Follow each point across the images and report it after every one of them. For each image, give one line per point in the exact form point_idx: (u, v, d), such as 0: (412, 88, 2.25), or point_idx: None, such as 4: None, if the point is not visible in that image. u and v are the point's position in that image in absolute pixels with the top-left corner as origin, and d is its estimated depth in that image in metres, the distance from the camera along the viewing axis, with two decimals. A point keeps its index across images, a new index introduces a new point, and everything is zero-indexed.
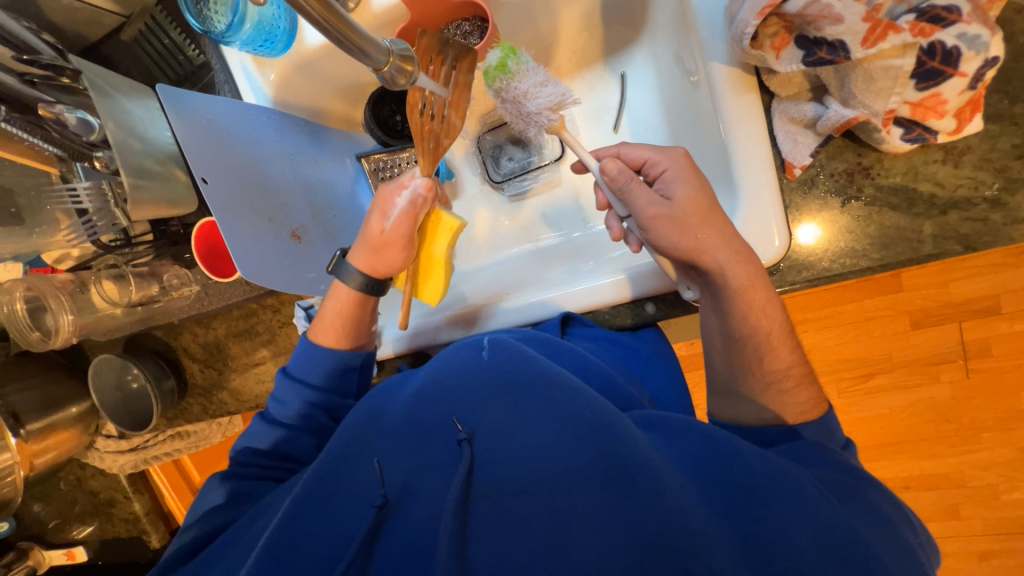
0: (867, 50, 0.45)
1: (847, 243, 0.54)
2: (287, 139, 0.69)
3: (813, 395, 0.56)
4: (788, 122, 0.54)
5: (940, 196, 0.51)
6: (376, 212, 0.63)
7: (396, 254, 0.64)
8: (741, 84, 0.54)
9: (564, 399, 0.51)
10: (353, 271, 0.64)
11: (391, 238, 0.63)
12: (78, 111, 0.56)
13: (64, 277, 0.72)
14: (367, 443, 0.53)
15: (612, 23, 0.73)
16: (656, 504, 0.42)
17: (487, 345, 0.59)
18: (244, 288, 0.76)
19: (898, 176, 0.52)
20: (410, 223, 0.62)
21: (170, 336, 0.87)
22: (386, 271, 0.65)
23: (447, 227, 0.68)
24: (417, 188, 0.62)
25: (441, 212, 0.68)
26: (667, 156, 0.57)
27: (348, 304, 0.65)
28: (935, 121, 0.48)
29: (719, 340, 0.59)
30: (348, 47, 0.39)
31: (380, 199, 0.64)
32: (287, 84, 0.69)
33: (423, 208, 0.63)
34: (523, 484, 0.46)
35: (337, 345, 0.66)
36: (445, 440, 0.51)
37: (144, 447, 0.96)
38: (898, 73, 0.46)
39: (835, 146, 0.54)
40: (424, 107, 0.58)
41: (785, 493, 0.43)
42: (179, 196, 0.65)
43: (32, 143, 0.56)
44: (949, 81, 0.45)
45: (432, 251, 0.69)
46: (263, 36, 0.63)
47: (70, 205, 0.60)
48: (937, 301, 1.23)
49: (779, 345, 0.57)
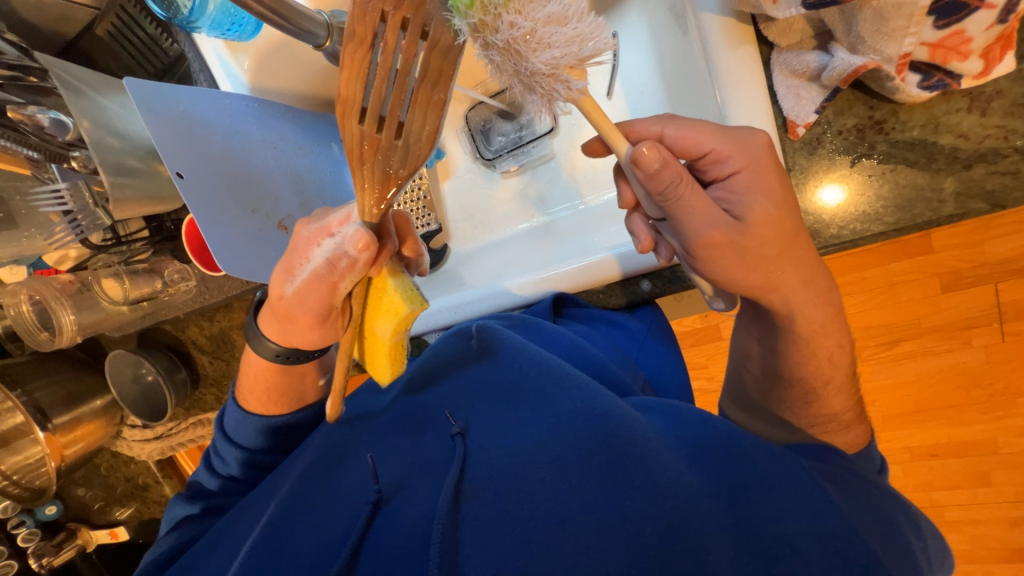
0: None
1: (858, 206, 0.50)
2: (268, 127, 0.67)
3: (860, 434, 0.54)
4: (790, 75, 0.49)
5: (964, 148, 0.46)
6: (290, 260, 0.49)
7: (307, 322, 0.52)
8: (737, 36, 0.50)
9: (557, 397, 0.51)
10: (267, 339, 0.56)
11: (300, 301, 0.49)
12: (52, 112, 0.56)
13: (64, 278, 0.73)
14: (360, 442, 0.56)
15: None
16: (652, 497, 0.41)
17: (477, 334, 0.61)
18: (240, 280, 0.77)
19: (916, 129, 0.47)
20: (324, 287, 0.48)
21: (179, 330, 0.90)
22: (296, 336, 0.53)
23: (393, 306, 0.48)
24: (346, 244, 0.45)
25: (387, 283, 0.49)
26: (740, 153, 0.46)
27: (270, 373, 0.58)
28: (958, 64, 0.42)
29: (759, 369, 0.57)
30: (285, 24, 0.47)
31: (296, 243, 0.49)
32: (262, 69, 0.66)
33: (344, 270, 0.47)
34: (514, 477, 0.46)
35: (267, 411, 0.61)
36: (441, 436, 0.53)
37: (168, 434, 1.00)
38: (913, 10, 0.40)
39: (844, 99, 0.49)
40: (369, 102, 0.42)
41: (783, 486, 0.42)
42: (164, 191, 0.65)
43: (7, 149, 0.56)
44: (975, 15, 0.39)
45: (375, 329, 0.50)
46: (230, 20, 0.60)
47: (53, 208, 0.61)
48: (971, 262, 1.15)
49: (836, 393, 0.53)
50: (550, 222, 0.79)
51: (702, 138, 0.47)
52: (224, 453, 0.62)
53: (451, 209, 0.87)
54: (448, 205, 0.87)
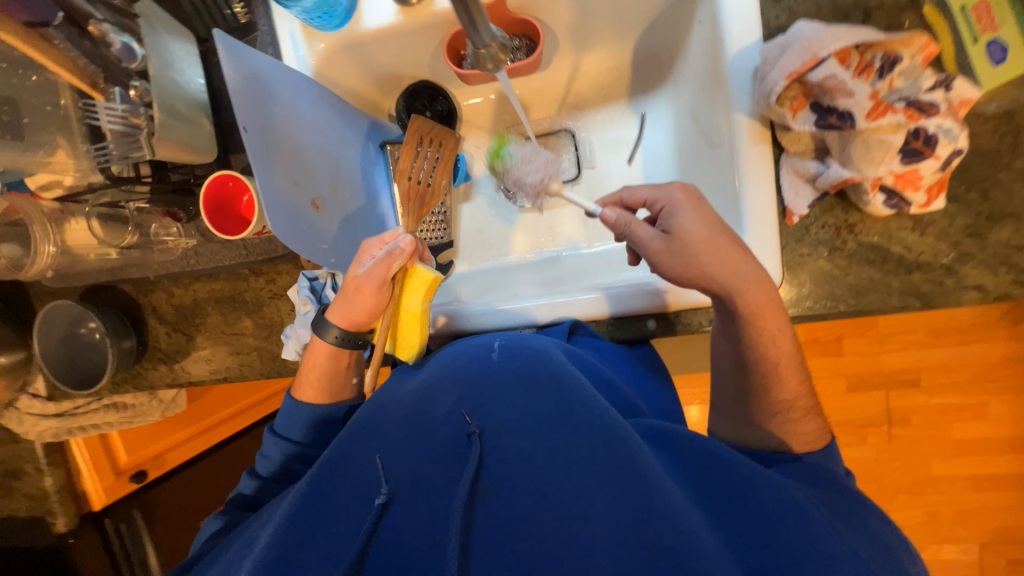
0: (870, 122, 0.51)
1: (829, 289, 0.61)
2: (319, 110, 0.69)
3: (818, 427, 0.59)
4: (793, 174, 0.59)
5: (908, 258, 0.59)
6: (356, 261, 0.66)
7: (365, 303, 0.65)
8: (756, 136, 0.59)
9: (578, 410, 0.53)
10: (330, 325, 0.67)
11: (361, 284, 0.64)
12: (124, 36, 0.56)
13: (50, 205, 0.68)
14: (372, 439, 0.55)
15: (640, 70, 0.81)
16: (664, 513, 0.44)
17: (498, 348, 0.63)
18: (237, 251, 0.74)
19: (875, 236, 0.59)
20: (383, 270, 0.63)
21: (140, 292, 0.82)
22: (358, 317, 0.66)
23: (421, 280, 0.67)
24: (400, 241, 0.65)
25: (416, 266, 0.67)
26: (664, 191, 0.61)
27: (325, 359, 0.68)
28: (911, 193, 0.54)
29: (730, 360, 0.62)
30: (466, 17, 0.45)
31: (362, 250, 0.68)
32: (330, 58, 0.71)
33: (399, 257, 0.64)
34: (533, 489, 0.49)
35: (315, 399, 0.69)
36: (455, 434, 0.54)
37: (74, 413, 0.89)
38: (890, 147, 0.51)
39: (828, 203, 0.60)
40: (412, 173, 0.74)
41: (785, 508, 0.46)
42: (199, 143, 0.62)
43: (70, 54, 0.53)
44: (926, 161, 0.52)
45: (406, 304, 0.68)
46: (324, 9, 0.64)
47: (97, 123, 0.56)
48: (870, 368, 1.38)
49: (788, 375, 0.60)
50: (556, 257, 0.87)
51: (641, 191, 0.64)
52: (270, 449, 0.68)
53: (463, 228, 0.92)
54: (461, 224, 0.92)
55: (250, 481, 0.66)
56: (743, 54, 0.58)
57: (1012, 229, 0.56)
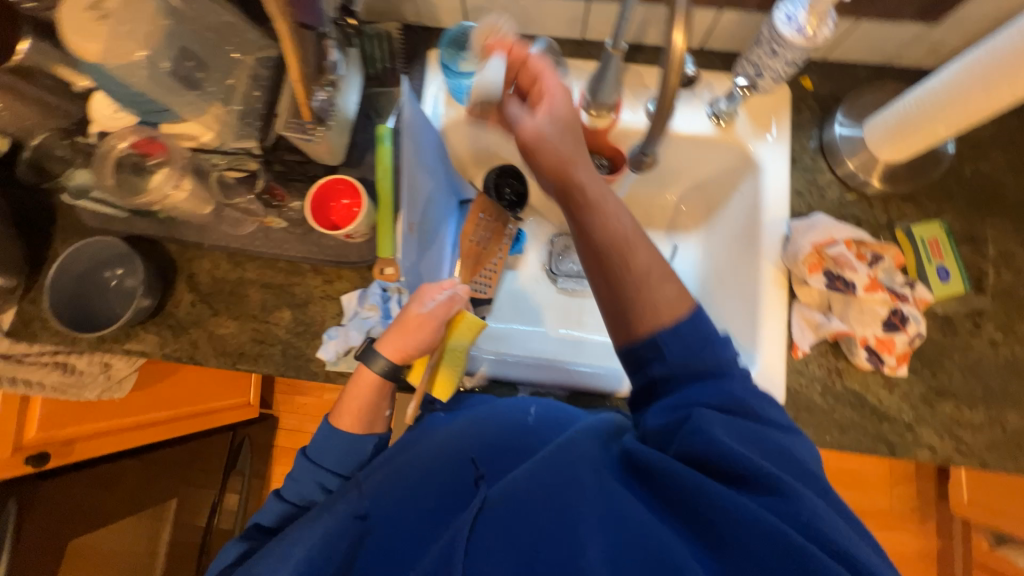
0: (868, 293, 0.69)
1: (819, 420, 0.73)
2: (434, 158, 0.82)
3: (679, 289, 0.57)
4: (803, 319, 0.74)
5: (879, 408, 0.72)
6: (416, 300, 0.70)
7: (421, 339, 0.68)
8: (777, 281, 0.75)
9: (578, 445, 0.58)
10: (380, 356, 0.68)
11: (424, 322, 0.68)
12: (338, 52, 0.63)
13: (184, 151, 0.69)
14: (393, 474, 0.63)
15: (681, 211, 0.98)
16: (638, 534, 0.48)
17: (534, 414, 0.68)
18: (309, 246, 0.78)
19: (857, 384, 0.73)
20: (447, 311, 0.69)
21: (183, 256, 0.81)
22: (411, 351, 0.68)
23: (468, 325, 0.73)
24: (459, 289, 0.72)
25: (465, 313, 0.73)
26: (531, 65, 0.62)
27: (365, 398, 0.68)
28: (887, 356, 0.70)
29: (597, 271, 0.59)
30: (652, 136, 0.61)
31: (420, 291, 0.71)
32: (457, 123, 0.85)
33: (459, 302, 0.71)
34: (516, 509, 0.53)
35: (352, 427, 0.69)
36: (467, 481, 0.61)
37: (20, 359, 0.81)
38: (875, 314, 0.69)
39: (824, 348, 0.74)
40: (470, 236, 0.89)
41: (749, 529, 0.45)
42: (337, 147, 0.70)
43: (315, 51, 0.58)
44: (900, 334, 0.69)
45: (451, 344, 0.73)
46: (471, 91, 0.80)
47: (306, 108, 0.61)
48: None
49: (631, 245, 0.58)
50: (580, 339, 0.96)
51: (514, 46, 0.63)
52: (298, 478, 0.67)
53: (502, 293, 1.00)
54: (501, 289, 1.00)
55: (274, 507, 0.67)
56: (773, 222, 0.77)
57: (953, 405, 0.72)
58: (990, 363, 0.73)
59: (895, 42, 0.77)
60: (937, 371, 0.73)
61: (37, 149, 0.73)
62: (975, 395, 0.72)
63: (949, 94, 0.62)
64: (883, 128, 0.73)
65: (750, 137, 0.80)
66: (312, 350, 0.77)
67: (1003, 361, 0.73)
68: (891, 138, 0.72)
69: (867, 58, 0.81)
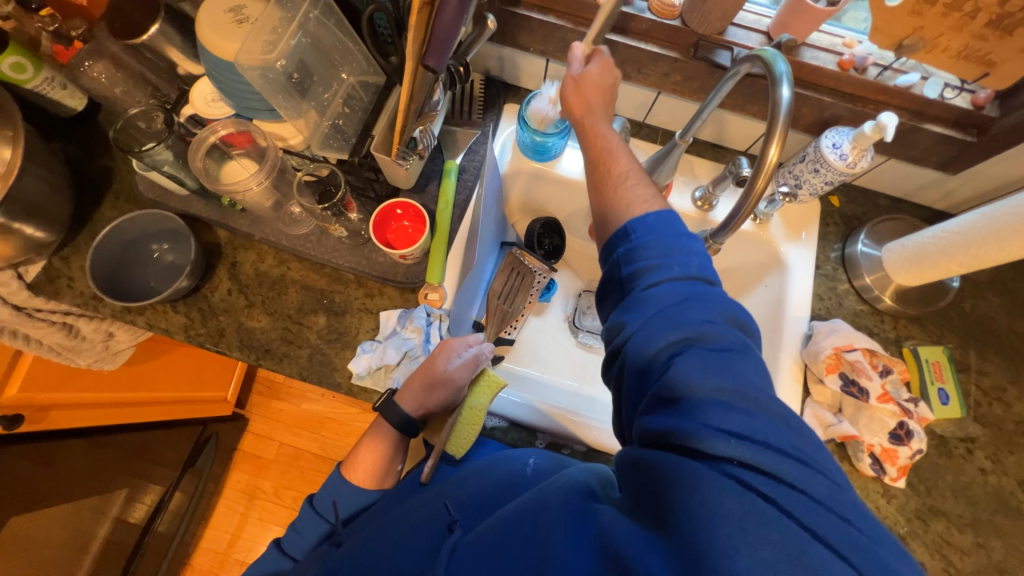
0: (879, 402, 0.73)
1: None
2: (492, 200, 0.87)
3: (653, 192, 0.61)
4: (815, 416, 0.77)
5: (876, 516, 0.75)
6: (441, 355, 0.70)
7: (443, 395, 0.69)
8: (794, 376, 0.80)
9: (556, 481, 0.54)
10: (398, 408, 0.69)
11: (449, 378, 0.68)
12: (439, 94, 0.69)
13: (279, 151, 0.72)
14: (382, 525, 0.62)
15: None
16: (603, 533, 0.45)
17: (533, 465, 0.66)
18: (360, 258, 0.80)
19: (857, 489, 0.76)
20: (472, 368, 0.70)
21: (232, 244, 0.82)
22: (433, 405, 0.69)
23: (490, 385, 0.71)
24: (483, 347, 0.73)
25: (487, 369, 0.73)
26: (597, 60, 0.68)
27: (379, 448, 0.70)
28: (889, 466, 0.74)
29: (586, 169, 0.67)
30: (724, 231, 0.66)
31: (444, 346, 0.72)
32: (518, 172, 0.92)
33: (484, 360, 0.72)
34: (484, 541, 0.49)
35: (364, 483, 0.69)
36: (442, 526, 0.58)
37: (32, 313, 0.78)
38: (884, 424, 0.73)
39: (830, 447, 0.78)
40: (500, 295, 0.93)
41: (699, 501, 0.41)
42: (413, 173, 0.75)
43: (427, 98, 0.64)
44: (904, 448, 0.73)
45: (470, 403, 0.70)
46: (539, 148, 0.87)
47: (403, 141, 0.67)
48: None
49: (617, 154, 0.65)
50: (592, 396, 0.98)
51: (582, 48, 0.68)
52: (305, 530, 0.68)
53: (524, 337, 1.02)
54: (523, 333, 1.03)
55: None
56: (796, 319, 0.83)
57: (945, 525, 0.75)
58: (979, 489, 0.77)
59: (914, 182, 0.87)
60: (932, 490, 0.77)
61: (126, 120, 0.71)
62: (964, 519, 0.75)
63: (965, 238, 0.71)
64: (900, 254, 0.81)
65: (782, 238, 0.88)
66: (339, 360, 0.77)
67: (991, 489, 0.77)
68: (907, 265, 0.81)
69: (888, 190, 0.91)
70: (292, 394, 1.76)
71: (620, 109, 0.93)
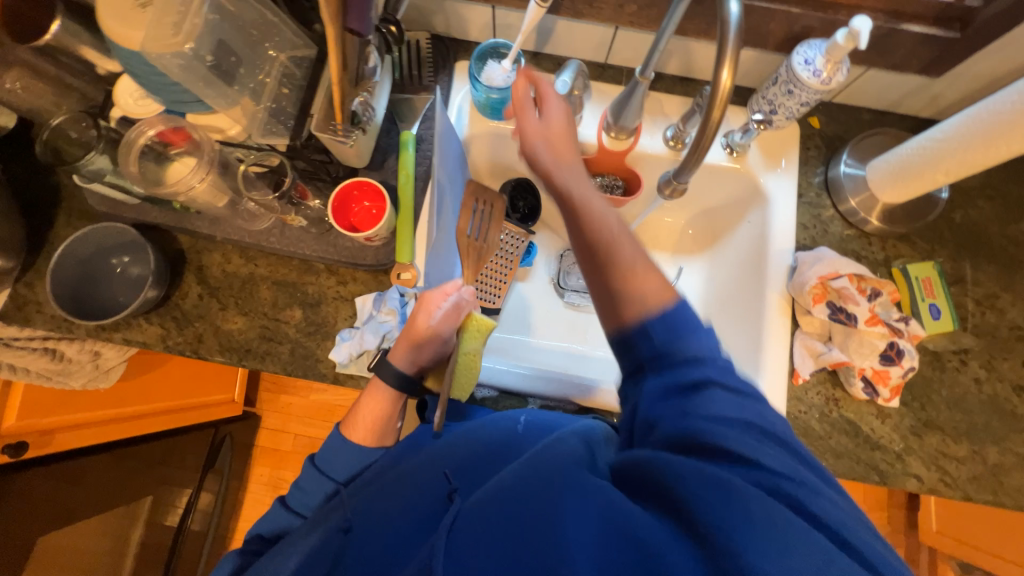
0: (868, 326, 0.72)
1: (815, 446, 0.75)
2: (456, 167, 0.82)
3: (670, 281, 0.55)
4: (804, 347, 0.77)
5: (872, 438, 0.75)
6: (421, 310, 0.69)
7: (433, 348, 0.69)
8: (782, 310, 0.79)
9: (557, 447, 0.54)
10: (391, 366, 0.70)
11: (433, 332, 0.68)
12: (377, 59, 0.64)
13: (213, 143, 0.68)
14: (378, 495, 0.61)
15: (687, 236, 1.01)
16: (620, 515, 0.44)
17: (524, 422, 0.68)
18: (326, 246, 0.77)
19: (852, 414, 0.76)
20: (454, 318, 0.69)
21: (196, 247, 0.79)
22: (426, 359, 0.70)
23: (478, 329, 0.71)
24: (464, 294, 0.70)
25: (473, 313, 0.71)
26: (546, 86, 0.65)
27: (378, 406, 0.70)
28: (881, 387, 0.73)
29: (582, 254, 0.60)
30: (684, 167, 0.63)
31: (422, 300, 0.69)
32: (479, 136, 0.87)
33: (467, 307, 0.70)
34: (487, 507, 0.48)
35: (365, 440, 0.70)
36: (438, 491, 0.57)
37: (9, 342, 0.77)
38: (874, 348, 0.73)
39: (823, 377, 0.77)
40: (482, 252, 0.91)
41: (724, 498, 0.41)
42: (364, 149, 0.71)
43: (359, 63, 0.59)
44: (895, 367, 0.73)
45: (463, 348, 0.71)
46: (498, 106, 0.81)
47: (344, 113, 0.63)
48: None
49: (623, 243, 0.58)
50: (584, 354, 0.98)
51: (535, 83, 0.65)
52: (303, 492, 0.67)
53: (511, 304, 1.01)
54: (509, 300, 1.01)
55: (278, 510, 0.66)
56: (780, 252, 0.81)
57: (939, 438, 0.75)
58: (974, 399, 0.77)
59: (897, 91, 0.82)
60: (926, 406, 0.77)
61: (54, 130, 0.68)
62: (959, 429, 0.76)
63: (950, 145, 0.67)
64: (885, 172, 0.78)
65: (761, 169, 0.84)
66: (321, 351, 0.77)
67: (986, 398, 0.77)
68: (893, 182, 0.77)
69: (871, 103, 0.86)
70: (299, 386, 1.78)
71: (579, 51, 0.87)
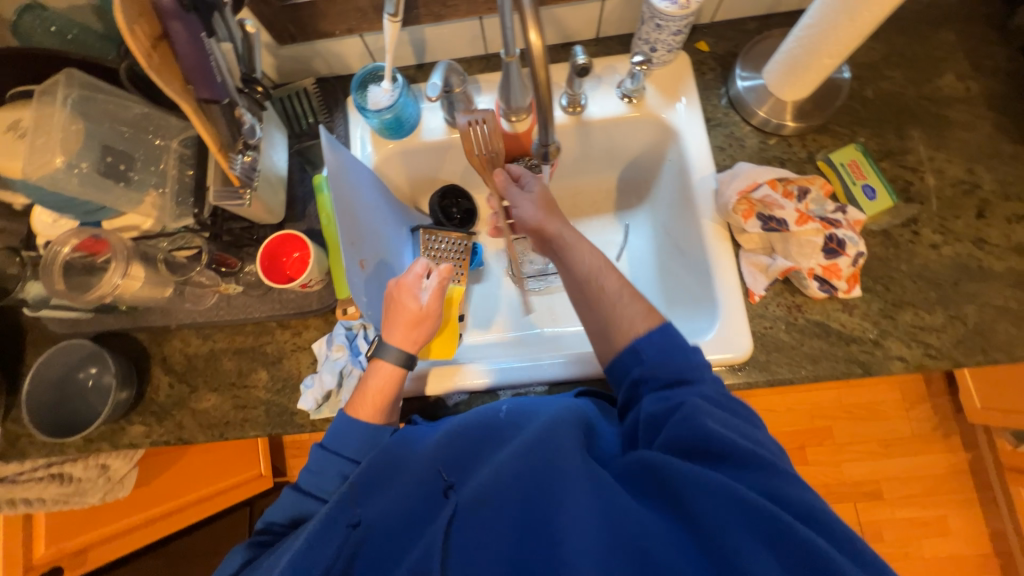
0: (800, 226, 0.72)
1: (789, 356, 0.74)
2: (374, 193, 0.84)
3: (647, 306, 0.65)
4: (752, 265, 0.76)
5: (845, 333, 0.74)
6: (406, 297, 0.70)
7: (428, 330, 0.71)
8: (720, 235, 0.78)
9: (556, 430, 0.56)
10: (392, 347, 0.69)
11: (426, 314, 0.70)
12: (252, 119, 0.66)
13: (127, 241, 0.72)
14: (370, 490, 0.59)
15: (624, 192, 1.01)
16: (623, 519, 0.50)
17: (506, 409, 0.62)
18: (271, 304, 0.80)
19: (817, 315, 0.75)
20: (440, 296, 0.70)
21: (155, 341, 0.82)
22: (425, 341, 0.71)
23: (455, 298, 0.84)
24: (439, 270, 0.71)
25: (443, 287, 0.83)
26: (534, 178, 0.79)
27: (387, 383, 0.68)
28: (836, 280, 0.72)
29: (571, 286, 0.70)
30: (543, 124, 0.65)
31: (400, 288, 0.70)
32: (388, 159, 0.89)
33: (449, 279, 0.71)
34: (491, 513, 0.53)
35: (372, 418, 0.67)
36: (432, 488, 0.57)
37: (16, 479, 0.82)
38: (814, 245, 0.72)
39: (779, 287, 0.77)
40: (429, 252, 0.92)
41: (709, 508, 0.48)
42: (272, 202, 0.74)
43: (224, 126, 0.62)
44: (842, 258, 0.72)
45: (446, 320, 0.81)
46: (394, 125, 0.83)
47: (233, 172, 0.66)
48: (835, 479, 1.47)
49: (607, 272, 0.69)
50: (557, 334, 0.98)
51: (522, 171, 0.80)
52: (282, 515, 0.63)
53: (474, 306, 1.02)
54: (471, 303, 1.02)
55: None
56: (702, 181, 0.81)
57: (913, 313, 0.74)
58: (936, 265, 0.75)
59: None
60: (890, 285, 0.75)
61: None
62: (930, 299, 0.74)
63: (819, 28, 0.67)
64: (778, 72, 0.77)
65: (662, 107, 0.84)
66: (294, 403, 0.79)
67: (949, 260, 0.75)
68: (788, 80, 0.76)
69: (751, 11, 0.86)
70: None
71: (458, 52, 0.89)
